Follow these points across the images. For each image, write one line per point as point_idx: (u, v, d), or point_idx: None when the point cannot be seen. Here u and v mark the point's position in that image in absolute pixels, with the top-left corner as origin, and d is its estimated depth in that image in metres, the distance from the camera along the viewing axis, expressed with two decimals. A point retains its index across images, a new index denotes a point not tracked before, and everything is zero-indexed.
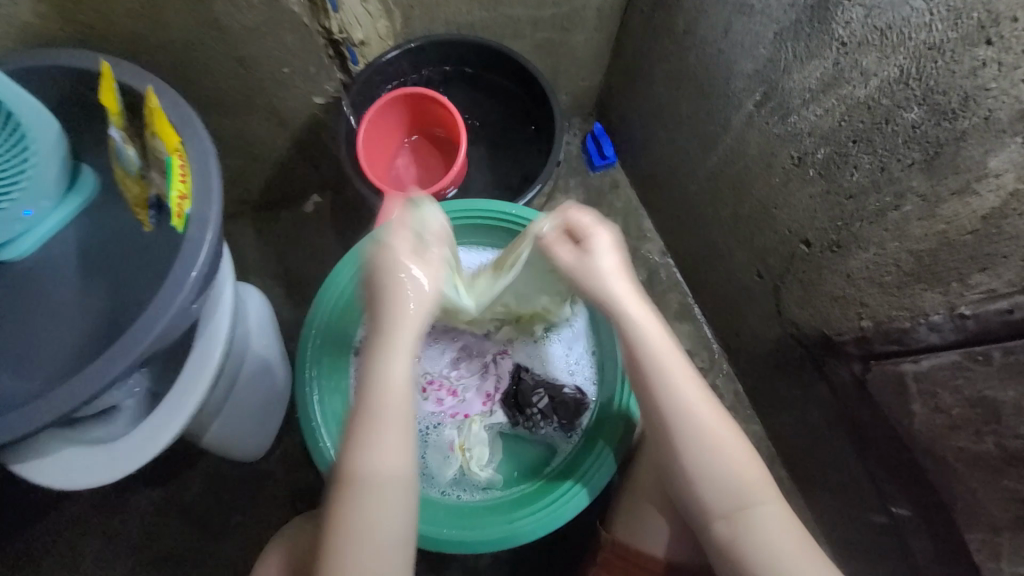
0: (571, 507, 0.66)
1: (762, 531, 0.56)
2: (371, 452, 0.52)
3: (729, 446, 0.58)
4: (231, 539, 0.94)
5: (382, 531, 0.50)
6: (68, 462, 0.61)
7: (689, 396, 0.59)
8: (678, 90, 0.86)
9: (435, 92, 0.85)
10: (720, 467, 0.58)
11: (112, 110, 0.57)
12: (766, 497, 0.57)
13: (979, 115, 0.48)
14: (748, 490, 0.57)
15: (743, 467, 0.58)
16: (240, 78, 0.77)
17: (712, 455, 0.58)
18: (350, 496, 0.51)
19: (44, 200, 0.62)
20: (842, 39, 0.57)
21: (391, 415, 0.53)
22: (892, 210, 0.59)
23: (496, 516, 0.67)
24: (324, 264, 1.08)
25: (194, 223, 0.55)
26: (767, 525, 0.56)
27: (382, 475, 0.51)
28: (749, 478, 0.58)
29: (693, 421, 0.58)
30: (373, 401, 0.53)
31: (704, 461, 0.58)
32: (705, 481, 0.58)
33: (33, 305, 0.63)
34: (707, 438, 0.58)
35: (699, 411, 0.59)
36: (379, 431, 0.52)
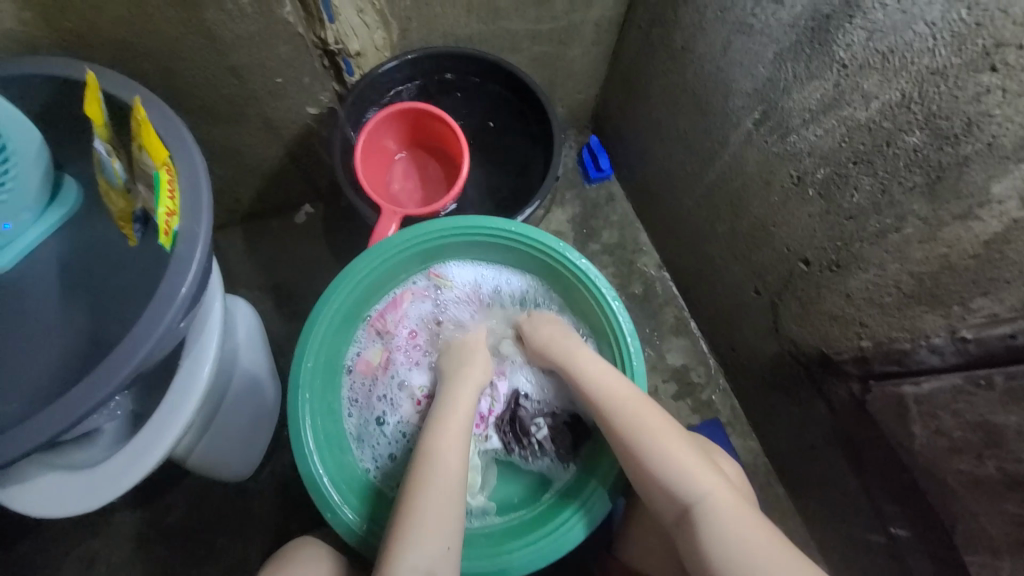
0: (568, 539, 0.63)
1: (715, 525, 0.56)
2: (440, 443, 0.63)
3: (666, 441, 0.61)
4: (216, 561, 0.91)
5: (442, 512, 0.58)
6: (45, 489, 0.58)
7: (621, 398, 0.64)
8: (675, 105, 0.86)
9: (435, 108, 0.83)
10: (657, 459, 0.61)
11: (96, 121, 0.54)
12: (722, 496, 0.58)
13: (982, 141, 0.48)
14: (694, 485, 0.59)
15: (687, 462, 0.60)
16: (232, 88, 0.75)
17: (649, 451, 0.61)
18: (421, 477, 0.60)
19: (25, 212, 0.59)
20: (843, 61, 0.57)
21: (456, 418, 0.65)
22: (892, 232, 0.58)
23: (486, 546, 0.64)
24: (316, 277, 1.05)
25: (183, 239, 0.53)
26: (724, 520, 0.56)
27: (448, 466, 0.61)
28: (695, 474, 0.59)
29: (626, 420, 0.63)
30: (447, 408, 0.66)
31: (649, 459, 0.61)
32: (653, 480, 0.60)
33: (9, 322, 0.60)
34: (640, 436, 0.62)
35: (628, 411, 0.63)
36: (449, 429, 0.64)
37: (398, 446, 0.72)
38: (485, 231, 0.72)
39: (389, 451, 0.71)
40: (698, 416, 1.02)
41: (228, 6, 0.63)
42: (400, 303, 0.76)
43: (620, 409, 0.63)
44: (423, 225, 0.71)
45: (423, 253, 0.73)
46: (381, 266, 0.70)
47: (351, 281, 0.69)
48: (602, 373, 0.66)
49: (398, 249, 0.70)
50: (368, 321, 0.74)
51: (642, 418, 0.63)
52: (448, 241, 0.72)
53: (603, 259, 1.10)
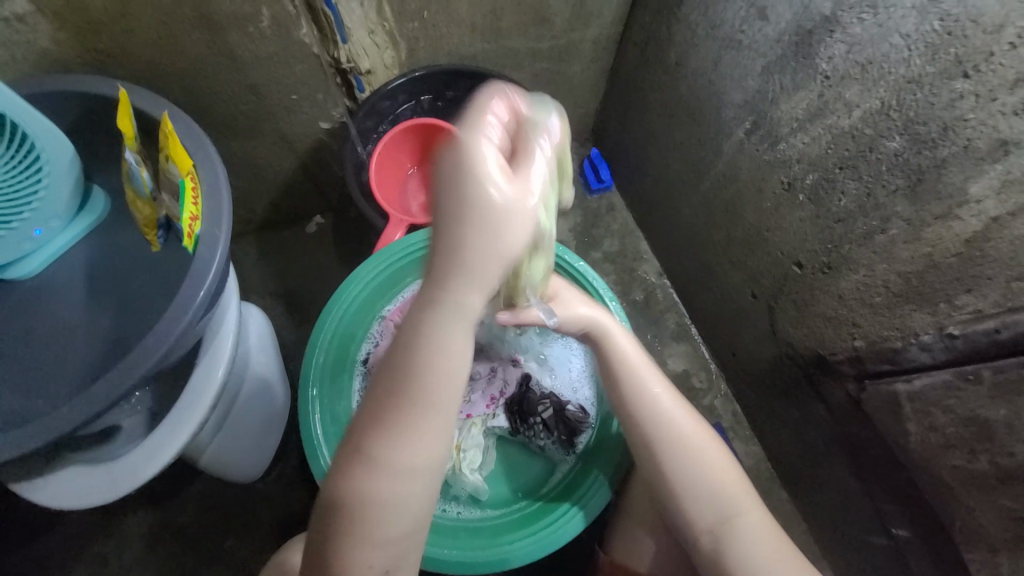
0: (569, 528, 0.66)
1: (744, 542, 0.56)
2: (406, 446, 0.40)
3: (709, 457, 0.60)
4: (224, 563, 0.92)
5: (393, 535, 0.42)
6: (69, 480, 0.61)
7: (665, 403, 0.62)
8: (671, 117, 0.90)
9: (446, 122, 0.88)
10: (695, 472, 0.59)
11: (128, 134, 0.58)
12: (748, 506, 0.58)
13: (958, 144, 0.50)
14: (726, 496, 0.58)
15: (726, 478, 0.59)
16: (250, 104, 0.80)
17: (690, 466, 0.59)
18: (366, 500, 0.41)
19: (55, 220, 0.63)
20: (826, 72, 0.60)
21: (447, 379, 0.40)
22: (879, 233, 0.61)
23: (485, 539, 0.67)
24: (325, 285, 1.09)
25: (204, 242, 0.57)
26: (750, 534, 0.57)
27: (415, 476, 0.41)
28: (731, 490, 0.59)
29: (671, 432, 0.61)
30: (418, 384, 0.39)
31: (688, 470, 0.59)
32: (687, 495, 0.59)
33: (37, 323, 0.63)
34: (683, 450, 0.60)
35: (676, 424, 0.61)
36: (421, 424, 0.40)
37: None
38: None
39: None
40: None
41: (249, 28, 0.68)
42: None
43: (670, 420, 0.61)
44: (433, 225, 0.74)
45: None
46: (391, 264, 0.74)
47: (363, 280, 0.73)
48: (653, 381, 0.64)
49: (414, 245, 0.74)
50: (384, 317, 0.75)
51: (685, 426, 0.61)
52: None
53: (605, 267, 1.12)
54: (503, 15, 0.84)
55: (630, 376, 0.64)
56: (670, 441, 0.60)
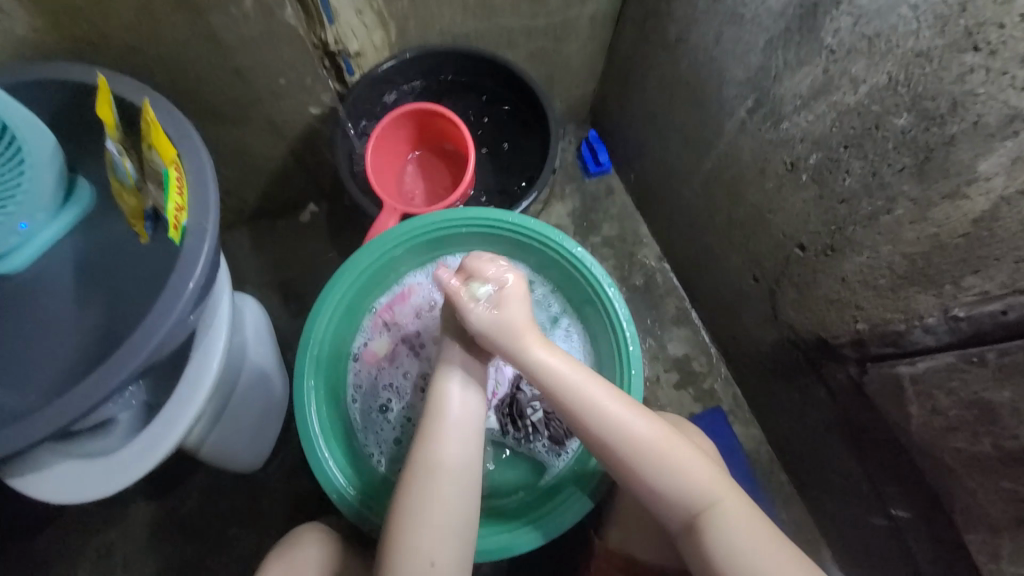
0: (566, 518, 0.64)
1: (721, 538, 0.55)
2: (426, 457, 0.58)
3: (671, 457, 0.59)
4: (229, 551, 0.93)
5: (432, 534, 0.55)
6: (67, 475, 0.60)
7: (613, 419, 0.60)
8: (671, 96, 0.87)
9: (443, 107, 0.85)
10: (664, 477, 0.58)
11: (109, 123, 0.56)
12: (728, 501, 0.57)
13: (968, 120, 0.49)
14: (702, 493, 0.57)
15: (695, 475, 0.58)
16: (236, 90, 0.78)
17: (655, 471, 0.58)
18: (406, 502, 0.57)
19: (41, 213, 0.62)
20: (831, 47, 0.58)
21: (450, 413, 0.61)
22: (884, 214, 0.59)
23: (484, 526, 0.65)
24: (321, 274, 1.08)
25: (191, 234, 0.55)
26: (728, 529, 0.56)
27: (446, 480, 0.57)
28: (702, 484, 0.58)
29: (626, 444, 0.59)
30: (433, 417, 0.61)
31: (657, 477, 0.58)
32: (662, 500, 0.59)
33: (26, 318, 0.62)
34: (646, 458, 0.59)
35: (630, 433, 0.59)
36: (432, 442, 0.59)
37: (402, 430, 0.74)
38: (483, 220, 0.72)
39: (391, 435, 0.73)
40: (700, 404, 1.03)
41: (232, 10, 0.65)
42: (408, 296, 0.78)
43: (617, 437, 0.59)
44: (421, 217, 0.72)
45: (428, 244, 0.75)
46: (384, 258, 0.72)
47: (355, 270, 0.70)
48: (594, 393, 0.60)
49: (400, 242, 0.72)
50: (375, 312, 0.77)
51: (641, 438, 0.59)
52: (463, 233, 0.73)
53: (604, 252, 1.11)
54: None
55: (574, 396, 0.60)
56: (628, 455, 0.59)
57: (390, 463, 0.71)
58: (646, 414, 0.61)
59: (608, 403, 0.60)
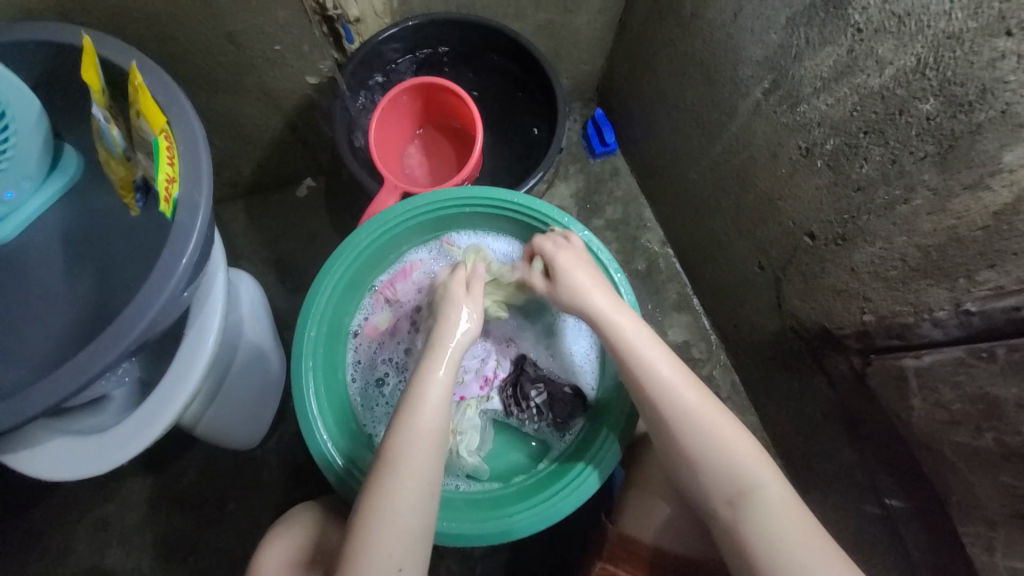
0: (572, 501, 0.63)
1: (762, 518, 0.56)
2: (419, 416, 0.58)
3: (723, 433, 0.59)
4: (226, 526, 0.94)
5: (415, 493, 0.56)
6: (59, 451, 0.59)
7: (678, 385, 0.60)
8: (683, 75, 0.84)
9: (448, 81, 0.81)
10: (717, 451, 0.58)
11: (94, 87, 0.52)
12: (770, 482, 0.57)
13: (996, 108, 0.47)
14: (751, 472, 0.58)
15: (742, 454, 0.58)
16: (229, 55, 0.74)
17: (702, 443, 0.58)
18: (401, 456, 0.57)
19: (25, 181, 0.59)
20: (858, 25, 0.55)
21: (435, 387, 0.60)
22: (901, 203, 0.58)
23: (482, 512, 0.64)
24: (318, 251, 1.05)
25: (183, 208, 0.53)
26: (769, 510, 0.56)
27: (416, 450, 0.57)
28: (750, 463, 0.58)
29: (682, 414, 0.59)
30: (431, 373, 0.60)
31: (710, 450, 0.58)
32: (711, 475, 0.58)
33: (15, 291, 0.60)
34: (699, 428, 0.59)
35: (687, 403, 0.59)
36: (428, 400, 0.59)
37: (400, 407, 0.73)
38: (488, 200, 0.70)
39: (389, 415, 0.72)
40: None
41: None
42: (409, 272, 0.75)
43: (675, 403, 0.59)
44: (424, 194, 0.70)
45: (430, 222, 0.72)
46: (385, 235, 0.70)
47: (355, 247, 0.68)
48: (655, 357, 0.61)
49: (402, 218, 0.69)
50: (375, 290, 0.75)
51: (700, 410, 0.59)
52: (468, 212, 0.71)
53: (606, 236, 1.09)
54: None
55: (636, 358, 0.61)
56: (682, 422, 0.59)
57: None
58: (702, 388, 0.61)
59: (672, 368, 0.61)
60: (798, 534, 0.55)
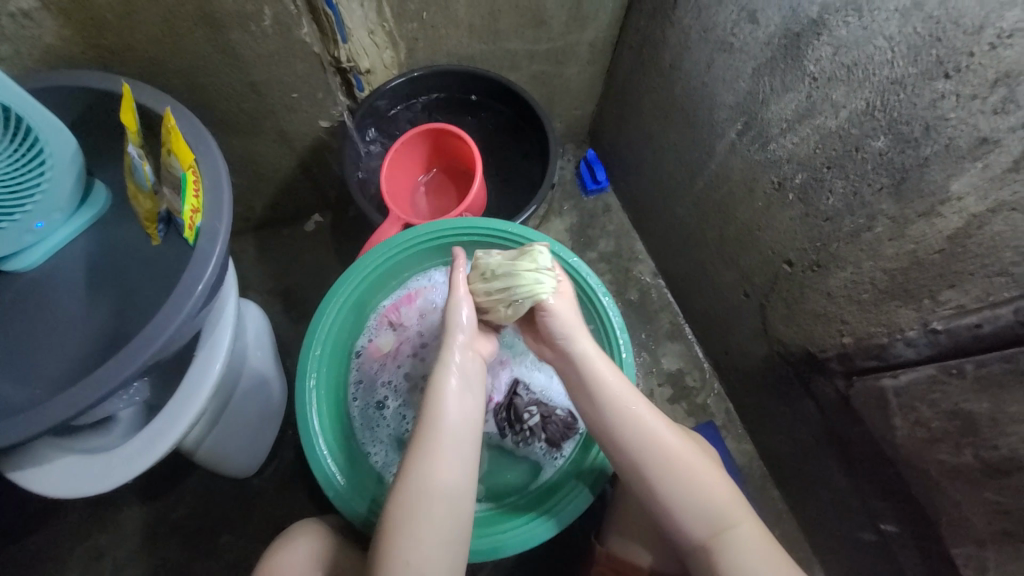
0: (538, 532, 0.65)
1: (735, 560, 0.56)
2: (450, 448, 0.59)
3: (692, 473, 0.60)
4: (220, 556, 0.93)
5: (429, 558, 0.54)
6: (67, 468, 0.61)
7: (655, 433, 0.61)
8: (665, 119, 0.92)
9: (455, 127, 0.88)
10: (689, 496, 0.59)
11: (131, 129, 0.59)
12: (749, 527, 0.58)
13: (940, 143, 0.52)
14: (725, 511, 0.59)
15: (715, 496, 0.59)
16: (251, 102, 0.81)
17: (679, 488, 0.59)
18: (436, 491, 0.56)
19: (57, 213, 0.64)
20: (814, 74, 0.62)
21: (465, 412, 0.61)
22: (865, 231, 0.62)
23: (472, 529, 0.66)
24: (324, 282, 1.10)
25: (204, 235, 0.58)
26: (742, 549, 0.57)
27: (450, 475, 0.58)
28: (722, 502, 0.59)
29: (649, 460, 0.60)
30: (431, 427, 0.59)
31: (682, 494, 0.59)
32: (682, 514, 0.59)
33: (39, 314, 0.64)
34: (670, 473, 0.60)
35: (661, 450, 0.60)
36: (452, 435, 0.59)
37: (399, 427, 0.74)
38: (483, 230, 0.74)
39: (389, 434, 0.73)
40: (692, 419, 1.04)
41: (251, 28, 0.69)
42: (414, 297, 0.78)
43: (656, 457, 0.60)
44: (423, 226, 0.74)
45: (431, 250, 0.76)
46: (388, 262, 0.74)
47: (359, 275, 0.72)
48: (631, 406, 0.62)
49: (403, 246, 0.74)
50: (381, 312, 0.78)
51: (675, 456, 0.60)
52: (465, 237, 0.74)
53: (600, 267, 1.14)
54: (501, 17, 0.85)
55: (606, 404, 0.62)
56: (657, 469, 0.60)
57: (389, 461, 0.72)
58: (675, 430, 0.62)
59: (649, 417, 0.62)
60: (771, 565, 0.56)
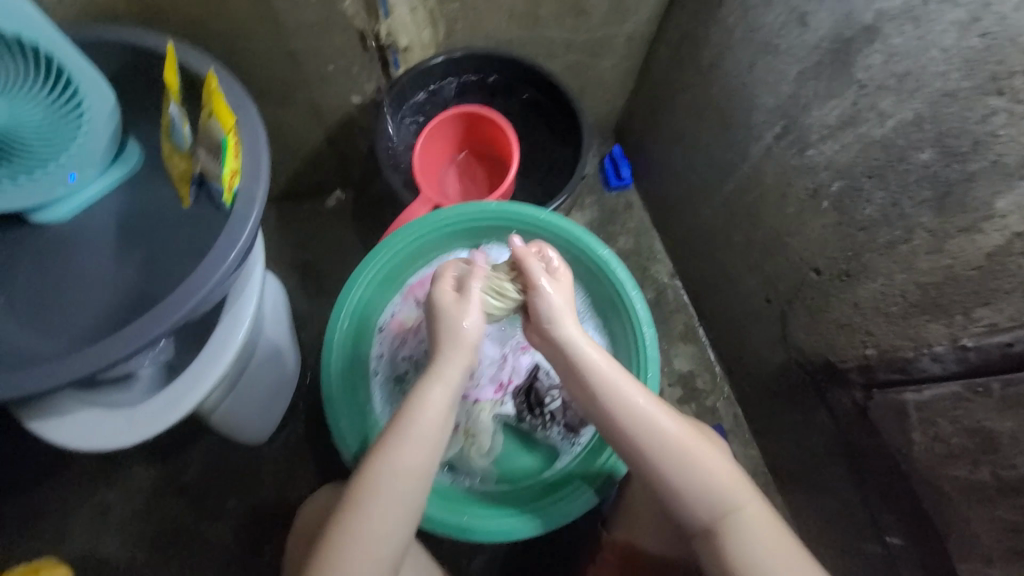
0: (516, 529, 0.67)
1: (742, 543, 0.54)
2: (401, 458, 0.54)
3: (691, 459, 0.56)
4: (224, 522, 0.93)
5: (383, 555, 0.52)
6: (90, 421, 0.62)
7: (657, 416, 0.57)
8: (699, 118, 0.91)
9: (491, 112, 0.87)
10: (692, 478, 0.55)
11: (173, 88, 0.59)
12: (754, 511, 0.55)
13: (988, 159, 0.52)
14: (730, 497, 0.55)
15: (722, 479, 0.56)
16: (286, 71, 0.81)
17: (680, 473, 0.56)
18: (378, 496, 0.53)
19: (90, 168, 0.64)
20: (862, 81, 0.61)
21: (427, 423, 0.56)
22: (902, 243, 0.62)
23: (453, 505, 0.68)
24: (341, 259, 1.10)
25: (242, 199, 0.58)
26: (748, 532, 0.54)
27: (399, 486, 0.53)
28: (728, 485, 0.56)
29: (652, 446, 0.56)
30: (408, 422, 0.56)
31: (686, 478, 0.56)
32: (686, 498, 0.56)
33: (67, 267, 0.64)
34: (668, 457, 0.56)
35: (659, 433, 0.56)
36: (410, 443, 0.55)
37: None
38: (516, 217, 0.74)
39: None
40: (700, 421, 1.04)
41: None
42: None
43: (656, 439, 0.56)
44: (455, 207, 0.74)
45: (461, 233, 0.76)
46: (418, 241, 0.74)
47: (388, 251, 0.72)
48: (626, 389, 0.58)
49: (433, 228, 0.74)
50: (406, 287, 0.77)
51: (676, 439, 0.56)
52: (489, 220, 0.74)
53: None
54: (543, 4, 0.84)
55: (600, 388, 0.58)
56: (656, 453, 0.56)
57: None
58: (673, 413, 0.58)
59: (634, 394, 0.58)
60: (775, 557, 0.53)
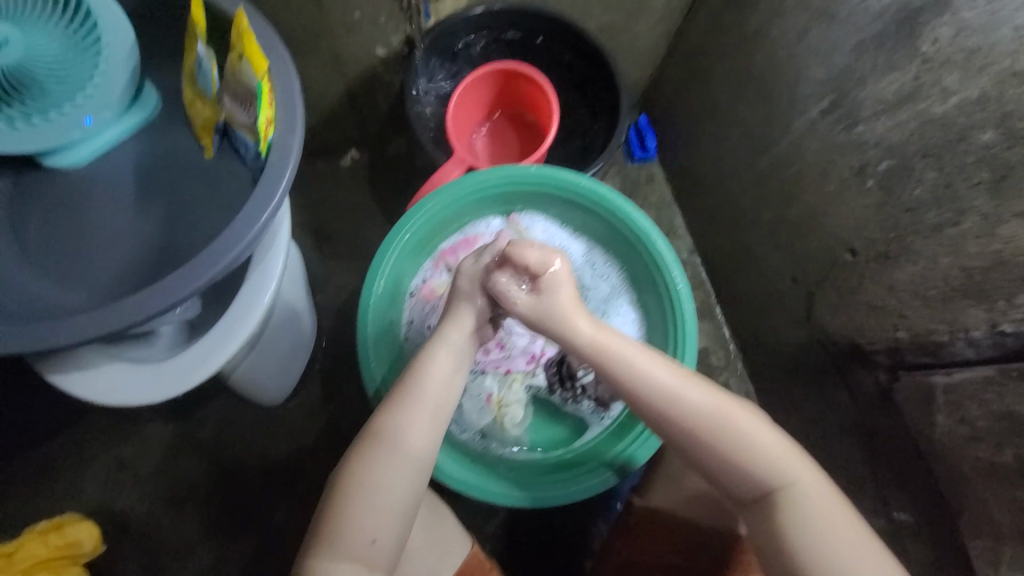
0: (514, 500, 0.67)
1: (796, 519, 0.50)
2: (404, 425, 0.53)
3: (730, 434, 0.52)
4: (239, 479, 0.94)
5: (387, 525, 0.50)
6: (115, 376, 0.60)
7: (688, 392, 0.54)
8: (737, 89, 0.88)
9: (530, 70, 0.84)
10: (735, 451, 0.52)
11: (199, 23, 0.55)
12: (810, 485, 0.51)
13: None
14: (779, 470, 0.52)
15: (770, 450, 0.52)
16: (310, 16, 0.75)
17: (720, 448, 0.52)
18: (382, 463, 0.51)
19: (108, 112, 0.58)
20: (926, 55, 0.59)
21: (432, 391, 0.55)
22: (951, 226, 0.61)
23: (465, 466, 0.67)
24: (358, 222, 1.07)
25: (277, 150, 0.55)
26: (808, 507, 0.50)
27: (403, 454, 0.52)
28: (776, 456, 0.52)
29: (688, 425, 0.53)
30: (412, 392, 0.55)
31: (727, 453, 0.52)
32: (730, 472, 0.53)
33: (85, 215, 0.61)
34: (702, 434, 0.53)
35: (687, 410, 0.53)
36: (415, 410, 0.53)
37: None
38: (554, 181, 0.72)
39: None
40: None
41: None
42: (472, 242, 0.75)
43: (689, 413, 0.53)
44: (492, 170, 0.72)
45: (497, 198, 0.74)
46: (453, 204, 0.72)
47: (423, 213, 0.70)
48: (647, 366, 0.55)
49: (470, 190, 0.72)
50: (438, 254, 0.75)
51: (710, 413, 0.53)
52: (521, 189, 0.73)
53: None
54: None
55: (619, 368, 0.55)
56: (691, 429, 0.53)
57: None
58: (706, 387, 0.55)
59: (656, 371, 0.55)
60: (836, 532, 0.49)
